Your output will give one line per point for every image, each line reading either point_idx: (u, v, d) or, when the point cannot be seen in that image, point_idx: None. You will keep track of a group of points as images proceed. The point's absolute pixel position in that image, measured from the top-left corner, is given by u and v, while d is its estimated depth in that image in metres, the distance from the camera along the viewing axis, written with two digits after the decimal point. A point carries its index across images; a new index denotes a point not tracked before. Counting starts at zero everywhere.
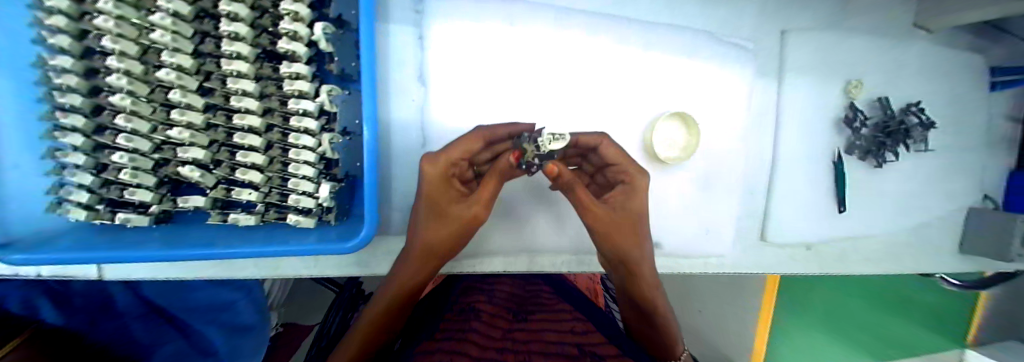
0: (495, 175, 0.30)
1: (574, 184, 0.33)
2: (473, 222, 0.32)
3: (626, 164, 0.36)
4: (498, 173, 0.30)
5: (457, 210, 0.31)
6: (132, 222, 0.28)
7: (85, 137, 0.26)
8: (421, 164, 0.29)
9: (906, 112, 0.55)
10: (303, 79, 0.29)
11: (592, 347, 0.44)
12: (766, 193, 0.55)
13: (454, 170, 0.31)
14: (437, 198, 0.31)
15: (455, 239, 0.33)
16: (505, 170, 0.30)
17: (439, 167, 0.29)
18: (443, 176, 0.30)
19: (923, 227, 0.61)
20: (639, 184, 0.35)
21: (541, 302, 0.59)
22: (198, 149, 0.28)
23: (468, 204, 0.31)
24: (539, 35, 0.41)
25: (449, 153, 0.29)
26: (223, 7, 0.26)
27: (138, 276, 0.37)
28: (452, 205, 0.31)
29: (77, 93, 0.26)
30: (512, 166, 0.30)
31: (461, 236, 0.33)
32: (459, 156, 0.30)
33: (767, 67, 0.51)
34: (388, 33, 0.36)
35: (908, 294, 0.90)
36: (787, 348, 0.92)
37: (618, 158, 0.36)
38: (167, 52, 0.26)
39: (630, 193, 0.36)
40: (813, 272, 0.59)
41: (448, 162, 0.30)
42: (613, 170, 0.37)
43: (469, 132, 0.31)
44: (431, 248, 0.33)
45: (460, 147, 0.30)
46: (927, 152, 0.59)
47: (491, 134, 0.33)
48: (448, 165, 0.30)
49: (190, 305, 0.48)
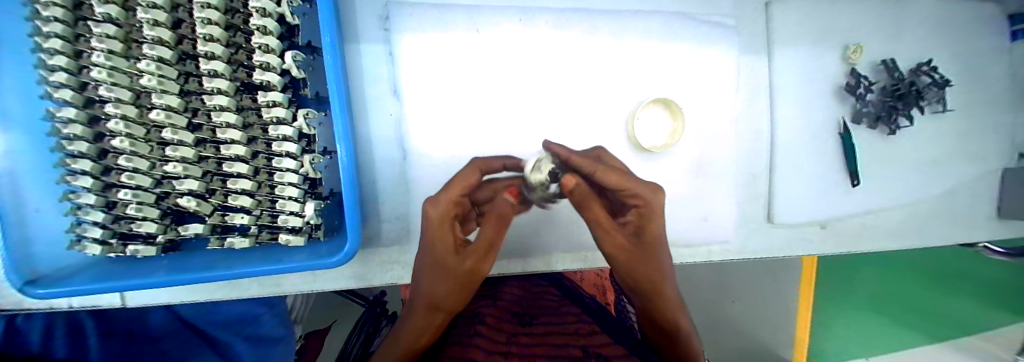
0: (496, 216, 0.32)
1: (588, 199, 0.31)
2: (474, 275, 0.32)
3: (634, 185, 0.31)
4: (497, 216, 0.32)
5: (456, 259, 0.31)
6: (141, 252, 0.31)
7: (94, 178, 0.29)
8: (423, 207, 0.29)
9: (916, 73, 0.52)
10: (280, 105, 0.31)
11: (599, 348, 0.38)
12: (768, 174, 0.52)
13: (456, 211, 0.31)
14: (438, 246, 0.30)
15: (456, 293, 0.32)
16: (503, 211, 0.32)
17: (443, 208, 0.29)
18: (445, 218, 0.29)
19: (950, 195, 0.56)
20: (654, 209, 0.31)
21: (547, 305, 0.51)
22: (192, 181, 0.31)
23: (470, 255, 0.31)
24: (507, 36, 0.41)
25: (451, 191, 0.30)
26: (200, 48, 0.28)
27: (156, 300, 0.40)
28: (452, 255, 0.30)
29: (83, 140, 0.29)
30: (510, 203, 0.33)
31: (462, 290, 0.32)
32: (460, 193, 0.30)
33: (753, 41, 0.49)
34: (360, 53, 0.38)
35: (959, 264, 0.76)
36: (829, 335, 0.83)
37: (620, 183, 0.31)
38: (155, 94, 0.28)
39: (646, 216, 0.32)
40: (831, 252, 0.55)
41: (450, 201, 0.30)
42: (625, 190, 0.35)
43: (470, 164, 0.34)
44: (434, 301, 0.32)
45: (459, 184, 0.30)
46: (945, 113, 0.54)
47: (488, 166, 0.36)
48: (450, 205, 0.30)
49: (217, 319, 0.52)
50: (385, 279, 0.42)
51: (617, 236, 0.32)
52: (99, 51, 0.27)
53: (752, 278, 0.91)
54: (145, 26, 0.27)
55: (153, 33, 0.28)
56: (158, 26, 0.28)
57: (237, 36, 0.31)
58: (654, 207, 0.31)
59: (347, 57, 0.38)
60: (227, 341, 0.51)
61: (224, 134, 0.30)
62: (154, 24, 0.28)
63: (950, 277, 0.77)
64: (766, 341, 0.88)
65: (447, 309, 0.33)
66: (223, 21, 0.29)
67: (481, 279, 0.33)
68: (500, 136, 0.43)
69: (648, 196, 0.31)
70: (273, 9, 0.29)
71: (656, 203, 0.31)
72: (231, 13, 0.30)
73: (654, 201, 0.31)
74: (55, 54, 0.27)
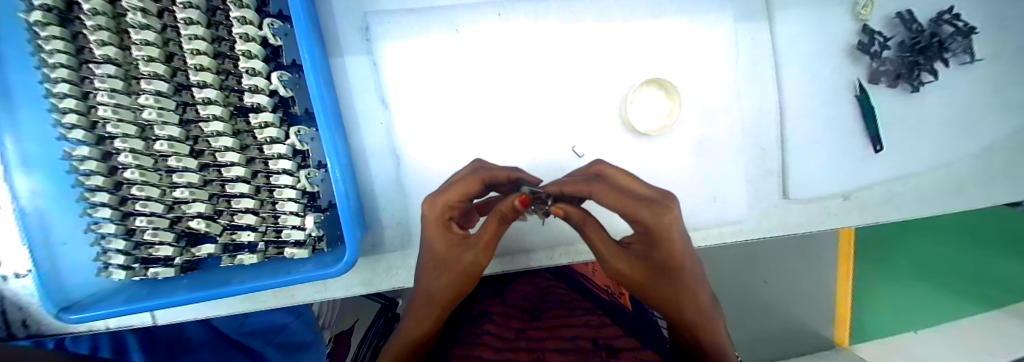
0: (496, 219, 0.27)
1: (586, 223, 0.29)
2: (474, 269, 0.31)
3: (637, 207, 0.27)
4: (499, 216, 0.27)
5: (458, 255, 0.30)
6: (161, 274, 0.33)
7: (113, 209, 0.32)
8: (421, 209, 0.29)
9: (936, 22, 0.48)
10: (272, 125, 0.32)
11: (607, 340, 0.36)
12: (781, 147, 0.49)
13: (453, 214, 0.30)
14: (438, 246, 0.30)
15: (456, 285, 0.32)
16: (507, 215, 0.26)
17: (436, 212, 0.29)
18: (439, 221, 0.29)
19: (988, 152, 0.51)
20: (660, 234, 0.27)
21: (556, 300, 0.51)
22: (200, 204, 0.32)
23: (470, 247, 0.30)
24: (487, 33, 0.41)
25: (447, 196, 0.29)
26: (192, 78, 0.29)
27: (183, 317, 0.43)
28: (453, 250, 0.30)
29: (99, 174, 0.31)
30: (515, 210, 0.26)
31: (465, 281, 0.32)
32: (456, 200, 0.29)
33: (750, 7, 0.46)
34: (345, 66, 0.39)
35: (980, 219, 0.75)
36: (873, 310, 0.76)
37: (620, 205, 0.27)
38: (158, 126, 0.30)
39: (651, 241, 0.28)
40: (857, 225, 0.51)
41: (445, 206, 0.29)
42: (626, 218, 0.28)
43: (455, 173, 0.32)
44: (432, 296, 0.33)
45: (457, 189, 0.28)
46: (974, 63, 0.50)
47: (491, 177, 0.32)
48: (445, 210, 0.29)
49: (251, 329, 0.56)
50: (392, 284, 0.43)
51: (620, 263, 0.30)
52: (103, 91, 0.29)
53: (783, 256, 0.83)
54: (141, 62, 0.29)
55: (149, 68, 0.29)
56: (153, 61, 0.30)
57: (226, 63, 0.32)
58: (664, 231, 0.26)
59: (334, 71, 0.39)
60: (260, 349, 0.56)
61: (224, 158, 0.31)
62: (149, 60, 0.29)
63: (978, 236, 0.75)
64: (797, 320, 0.80)
65: (444, 304, 0.34)
66: (211, 48, 0.31)
67: (484, 271, 0.32)
68: (488, 134, 0.43)
69: (649, 221, 0.26)
70: (255, 32, 0.30)
71: (665, 224, 0.26)
72: (218, 41, 0.32)
73: (659, 224, 0.26)
74: (65, 97, 0.29)
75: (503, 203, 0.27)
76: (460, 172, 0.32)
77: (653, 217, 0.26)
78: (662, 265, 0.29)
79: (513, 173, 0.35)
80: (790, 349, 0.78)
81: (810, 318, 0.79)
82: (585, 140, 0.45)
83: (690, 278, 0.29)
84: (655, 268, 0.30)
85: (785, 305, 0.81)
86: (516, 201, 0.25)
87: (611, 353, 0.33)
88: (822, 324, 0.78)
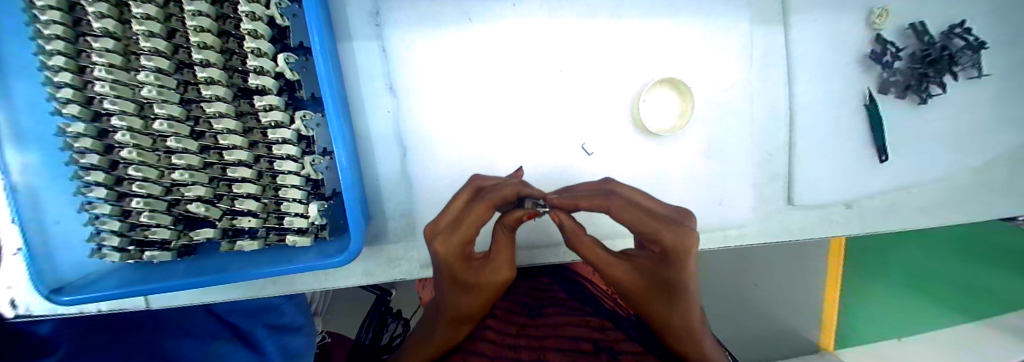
0: (504, 231, 0.31)
1: (576, 235, 0.32)
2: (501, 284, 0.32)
3: (654, 227, 0.28)
4: (506, 227, 0.30)
5: (487, 278, 0.31)
6: (156, 257, 0.33)
7: (108, 188, 0.31)
8: (432, 245, 0.29)
9: (948, 35, 0.48)
10: (277, 109, 0.31)
11: (609, 342, 0.36)
12: (787, 153, 0.49)
13: (468, 245, 0.30)
14: (460, 275, 0.30)
15: (489, 300, 0.33)
16: (514, 225, 0.30)
17: (450, 249, 0.29)
18: (460, 257, 0.30)
19: (989, 166, 0.52)
20: (675, 256, 0.28)
21: (557, 297, 0.51)
22: (199, 187, 0.31)
23: (492, 268, 0.31)
24: (500, 24, 0.40)
25: (461, 231, 0.29)
26: (194, 56, 0.28)
27: (176, 301, 0.42)
28: (477, 275, 0.31)
29: (94, 153, 0.30)
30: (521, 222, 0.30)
31: (493, 296, 0.33)
32: (469, 233, 0.29)
33: (766, 10, 0.45)
34: (353, 52, 0.38)
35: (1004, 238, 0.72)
36: (863, 311, 0.76)
37: (637, 221, 0.30)
38: (157, 104, 0.29)
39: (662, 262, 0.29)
40: (859, 234, 0.52)
41: (460, 243, 0.29)
42: (646, 236, 0.30)
43: (454, 199, 0.31)
44: (463, 315, 0.33)
45: (466, 223, 0.28)
46: (982, 78, 0.50)
47: (499, 199, 0.29)
48: (461, 244, 0.29)
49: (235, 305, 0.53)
50: (393, 275, 0.43)
51: (619, 272, 0.32)
52: (100, 65, 0.27)
53: (775, 263, 0.84)
54: (141, 38, 0.28)
55: (150, 44, 0.28)
56: (154, 37, 0.28)
57: (230, 42, 0.31)
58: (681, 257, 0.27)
59: (341, 55, 0.38)
60: (249, 329, 0.52)
61: (225, 140, 0.30)
62: (149, 36, 0.28)
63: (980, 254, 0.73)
64: (785, 322, 0.80)
65: (471, 319, 0.34)
66: (215, 27, 0.29)
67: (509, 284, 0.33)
68: (495, 128, 0.42)
69: (666, 242, 0.28)
70: (262, 11, 0.29)
71: (687, 247, 0.27)
72: (222, 19, 0.30)
73: (679, 243, 0.27)
74: (60, 71, 0.28)
75: (510, 216, 0.30)
76: (455, 202, 0.30)
77: (675, 238, 0.27)
78: (663, 286, 0.30)
79: (520, 187, 0.31)
80: (774, 350, 0.78)
81: (795, 320, 0.80)
82: (594, 137, 0.44)
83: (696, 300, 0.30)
84: (655, 289, 0.31)
85: (773, 308, 0.82)
86: (524, 216, 0.29)
87: (612, 357, 0.33)
88: (806, 326, 0.78)
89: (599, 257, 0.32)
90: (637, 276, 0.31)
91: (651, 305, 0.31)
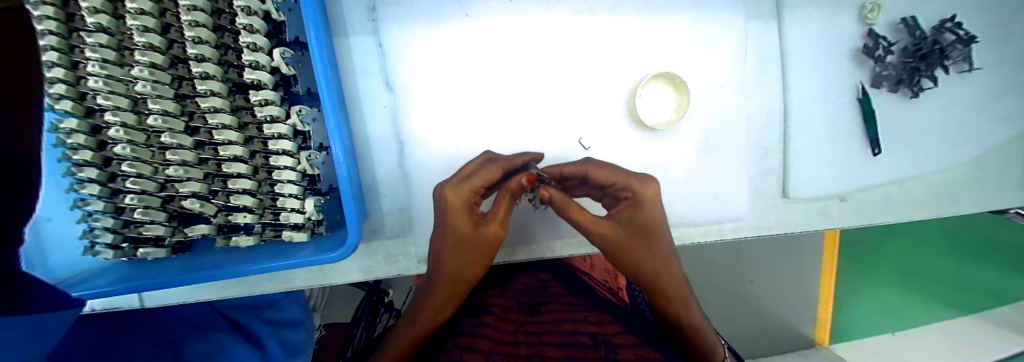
0: (507, 195, 0.30)
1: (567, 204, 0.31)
2: (495, 242, 0.32)
3: (624, 178, 0.31)
4: (510, 192, 0.30)
5: (480, 234, 0.31)
6: (150, 254, 0.32)
7: (101, 185, 0.31)
8: (444, 191, 0.29)
9: (938, 30, 0.48)
10: (272, 104, 0.31)
11: (607, 336, 0.36)
12: (781, 147, 0.49)
13: (474, 198, 0.31)
14: (459, 226, 0.30)
15: (481, 258, 0.33)
16: (517, 191, 0.30)
17: (460, 197, 0.30)
18: (466, 207, 0.30)
19: (981, 159, 0.52)
20: (644, 201, 0.30)
21: (555, 293, 0.50)
22: (195, 183, 0.31)
23: (490, 222, 0.31)
24: (495, 18, 0.40)
25: (473, 180, 0.30)
26: (188, 50, 0.28)
27: (169, 299, 0.42)
28: (474, 231, 0.31)
29: (88, 149, 0.29)
30: (523, 187, 0.30)
31: (487, 255, 0.33)
32: (481, 184, 0.31)
33: (760, 6, 0.46)
34: (350, 47, 0.38)
35: (996, 232, 0.71)
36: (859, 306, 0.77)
37: (611, 176, 0.32)
38: (151, 99, 0.28)
39: (635, 206, 0.31)
40: (852, 226, 0.52)
41: (471, 191, 0.30)
42: (614, 187, 0.32)
43: (468, 164, 0.34)
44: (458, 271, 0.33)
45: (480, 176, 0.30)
46: (973, 72, 0.51)
47: (507, 164, 0.34)
48: (470, 195, 0.30)
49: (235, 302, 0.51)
50: (392, 271, 0.42)
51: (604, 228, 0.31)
52: (93, 60, 0.27)
53: (771, 256, 0.84)
54: (135, 32, 0.27)
55: (144, 39, 0.27)
56: (149, 32, 0.28)
57: (225, 37, 0.30)
58: (647, 197, 0.30)
59: (337, 50, 0.38)
60: (246, 322, 0.49)
61: (221, 136, 0.30)
62: (144, 30, 0.27)
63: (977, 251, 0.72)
64: (785, 316, 0.81)
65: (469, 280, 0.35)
66: (210, 21, 0.29)
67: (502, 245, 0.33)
68: (492, 122, 0.42)
69: (636, 188, 0.30)
70: (258, 6, 0.29)
71: (651, 191, 0.30)
72: (217, 13, 0.30)
73: (645, 190, 0.30)
74: (52, 66, 0.26)
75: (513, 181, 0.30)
76: (469, 165, 0.33)
77: (642, 186, 0.30)
78: (641, 234, 0.31)
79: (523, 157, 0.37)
80: (780, 342, 0.80)
81: (796, 312, 0.81)
82: (591, 132, 0.44)
83: (667, 250, 0.32)
84: (635, 239, 0.31)
85: (771, 303, 0.82)
86: (524, 179, 0.29)
87: (611, 349, 0.32)
88: (807, 315, 0.79)
89: (586, 216, 0.30)
90: (618, 227, 0.31)
91: (637, 259, 0.31)
